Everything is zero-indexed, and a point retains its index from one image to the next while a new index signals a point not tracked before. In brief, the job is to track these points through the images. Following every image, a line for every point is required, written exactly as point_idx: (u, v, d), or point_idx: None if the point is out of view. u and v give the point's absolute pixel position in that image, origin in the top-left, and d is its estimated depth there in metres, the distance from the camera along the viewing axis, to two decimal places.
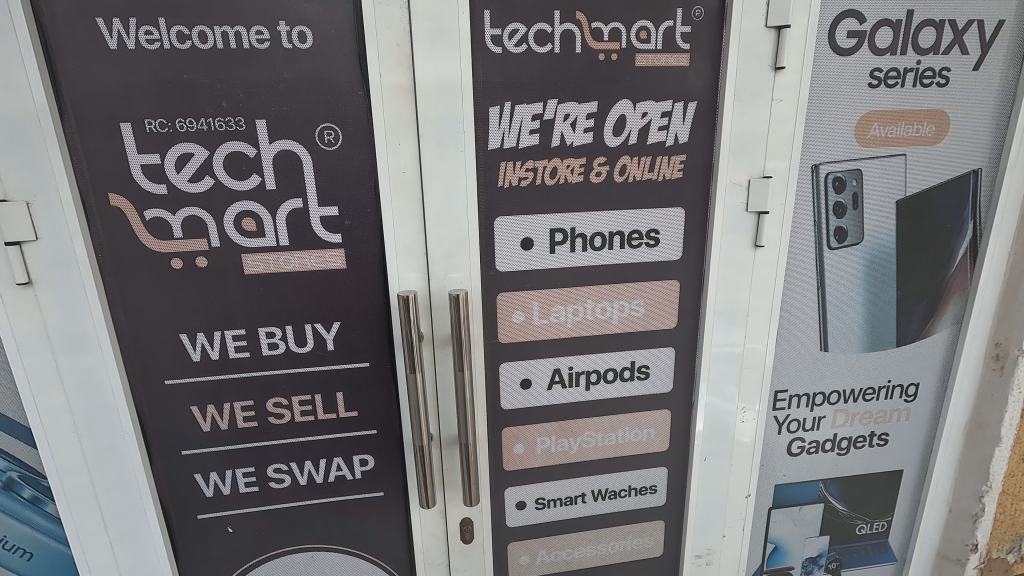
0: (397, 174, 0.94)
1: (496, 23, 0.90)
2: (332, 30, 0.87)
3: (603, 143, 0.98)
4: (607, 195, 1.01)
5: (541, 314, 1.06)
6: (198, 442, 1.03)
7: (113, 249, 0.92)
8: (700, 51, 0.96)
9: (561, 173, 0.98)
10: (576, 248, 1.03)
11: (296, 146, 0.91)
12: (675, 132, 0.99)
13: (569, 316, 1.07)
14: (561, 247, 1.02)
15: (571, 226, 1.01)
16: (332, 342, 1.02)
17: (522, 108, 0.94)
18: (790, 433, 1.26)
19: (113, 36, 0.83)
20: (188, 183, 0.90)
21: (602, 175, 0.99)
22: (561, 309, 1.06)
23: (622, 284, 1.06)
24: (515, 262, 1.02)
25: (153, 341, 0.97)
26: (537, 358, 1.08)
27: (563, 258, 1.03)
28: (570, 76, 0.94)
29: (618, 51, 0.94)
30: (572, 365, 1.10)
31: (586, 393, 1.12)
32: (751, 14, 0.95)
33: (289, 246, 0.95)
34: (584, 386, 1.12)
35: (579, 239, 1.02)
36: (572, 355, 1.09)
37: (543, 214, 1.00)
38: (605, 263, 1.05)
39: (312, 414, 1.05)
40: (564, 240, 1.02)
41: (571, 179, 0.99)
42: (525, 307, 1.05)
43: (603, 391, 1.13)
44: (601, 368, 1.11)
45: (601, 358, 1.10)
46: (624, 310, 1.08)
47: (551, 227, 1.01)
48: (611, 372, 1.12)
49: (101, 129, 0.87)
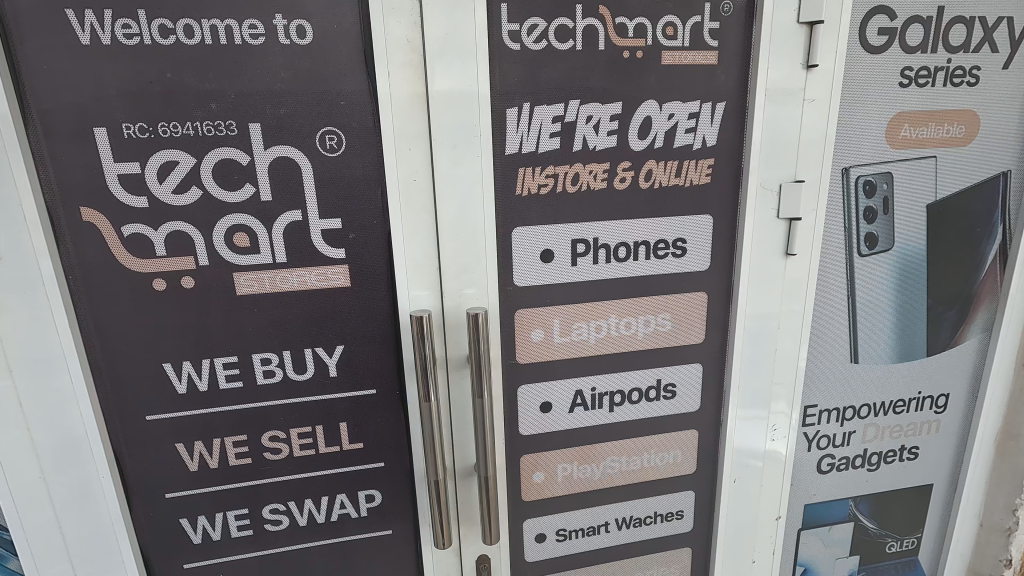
0: (407, 183, 0.86)
1: (514, 17, 0.83)
2: (334, 25, 0.79)
3: (628, 146, 0.91)
4: (632, 203, 0.94)
5: (561, 332, 0.98)
6: (184, 483, 0.93)
7: (86, 270, 0.81)
8: (730, 48, 0.90)
9: (583, 180, 0.91)
10: (600, 259, 0.95)
11: (294, 152, 0.82)
12: (703, 135, 0.93)
13: (591, 333, 0.99)
14: (583, 259, 0.95)
15: (594, 236, 0.94)
16: (334, 369, 0.92)
17: (542, 109, 0.87)
18: (820, 450, 1.19)
19: (85, 30, 0.73)
20: (172, 195, 0.80)
21: (627, 182, 0.92)
22: (583, 326, 0.98)
23: (646, 298, 0.99)
24: (535, 276, 0.94)
25: (132, 373, 0.86)
26: (558, 379, 1.00)
27: (586, 270, 0.95)
28: (593, 73, 0.87)
29: (644, 48, 0.88)
30: (595, 385, 1.02)
31: (609, 415, 1.04)
32: (782, 9, 0.89)
33: (286, 263, 0.86)
34: (607, 408, 1.04)
35: (602, 250, 0.95)
36: (594, 375, 1.01)
37: (565, 224, 0.92)
38: (630, 276, 0.97)
39: (313, 448, 0.95)
40: (587, 252, 0.94)
41: (594, 186, 0.92)
42: (545, 325, 0.97)
43: (628, 413, 1.05)
44: (625, 388, 1.04)
45: (625, 377, 1.03)
46: (650, 325, 1.01)
47: (573, 237, 0.93)
48: (635, 392, 1.04)
49: (71, 135, 0.76)
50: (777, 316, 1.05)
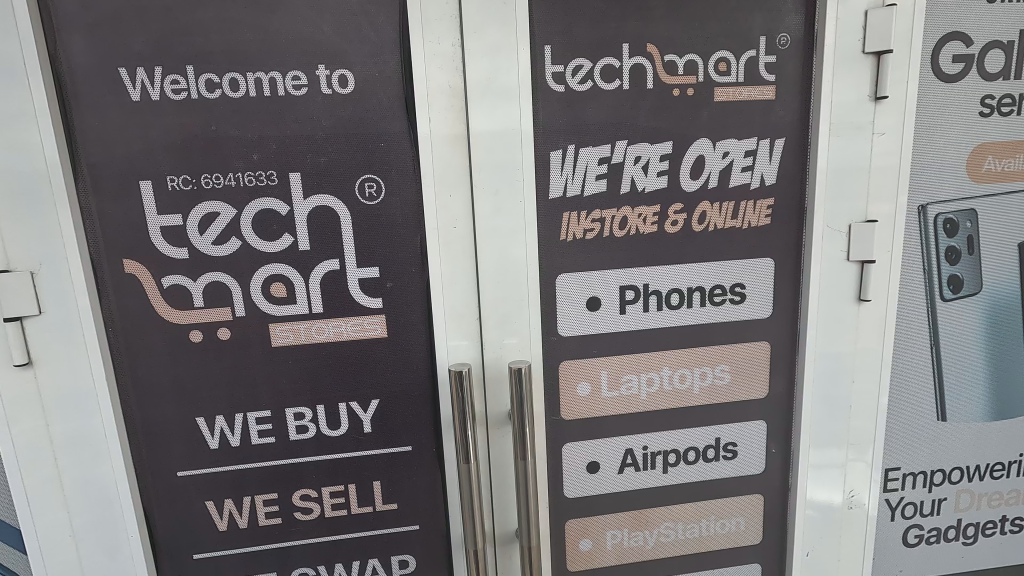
0: (446, 230, 0.82)
1: (558, 59, 0.80)
2: (375, 73, 0.78)
3: (680, 187, 0.85)
4: (685, 247, 0.87)
5: (609, 386, 0.90)
6: (213, 543, 0.88)
7: (126, 322, 0.80)
8: (789, 81, 0.85)
9: (632, 224, 0.85)
10: (650, 307, 0.89)
11: (333, 201, 0.80)
12: (761, 173, 0.87)
13: (643, 387, 0.91)
14: (633, 307, 0.88)
15: (644, 282, 0.88)
16: (369, 424, 0.87)
17: (587, 151, 0.83)
18: (905, 519, 1.05)
19: (136, 86, 0.74)
20: (212, 246, 0.79)
21: (679, 224, 0.86)
22: (633, 379, 0.91)
23: (702, 348, 0.91)
24: (581, 326, 0.88)
25: (166, 427, 0.84)
26: (607, 437, 0.92)
27: (636, 319, 0.89)
28: (642, 112, 0.83)
29: (695, 85, 0.83)
30: (647, 444, 0.93)
31: (663, 477, 0.95)
32: (844, 39, 0.84)
33: (323, 313, 0.83)
34: (661, 469, 0.95)
35: (653, 297, 0.88)
36: (646, 432, 0.93)
37: (613, 270, 0.87)
38: (684, 325, 0.90)
39: (345, 508, 0.90)
40: (637, 299, 0.88)
41: (644, 230, 0.86)
42: (592, 378, 0.90)
43: (684, 474, 0.96)
44: (680, 447, 0.94)
45: (680, 435, 0.94)
46: (707, 378, 0.92)
47: (622, 284, 0.87)
48: (692, 451, 0.95)
49: (118, 189, 0.77)
50: (850, 369, 0.94)
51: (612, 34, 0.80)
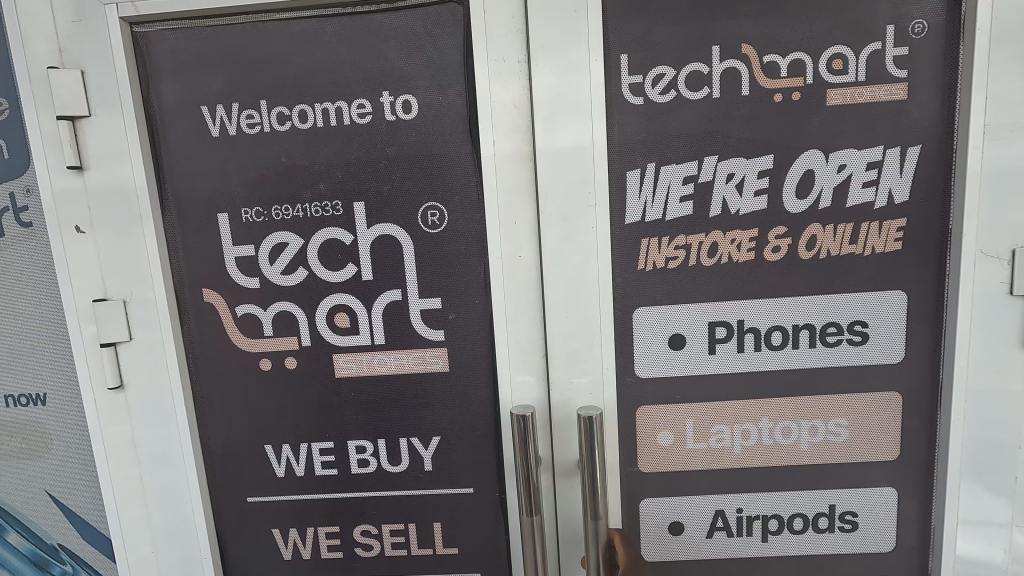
0: (511, 259, 0.77)
1: (634, 69, 0.72)
2: (439, 96, 0.75)
3: (783, 207, 0.73)
4: (789, 277, 0.74)
5: (696, 437, 0.79)
6: (279, 571, 0.89)
7: (204, 348, 0.83)
8: (927, 75, 0.70)
9: (723, 251, 0.74)
10: (745, 347, 0.76)
11: (396, 230, 0.78)
12: (888, 189, 0.72)
13: (736, 440, 0.79)
14: (724, 347, 0.76)
15: (739, 318, 0.76)
16: (429, 462, 0.83)
17: (670, 169, 0.73)
18: None
19: (216, 123, 0.77)
20: (281, 276, 0.80)
21: (779, 252, 0.74)
22: (725, 430, 0.79)
23: (811, 398, 0.78)
24: (662, 368, 0.78)
25: (238, 452, 0.85)
26: (693, 496, 0.81)
27: (729, 361, 0.77)
28: (736, 122, 0.72)
29: (802, 89, 0.71)
30: (742, 507, 0.81)
31: (762, 547, 0.82)
32: (1007, 19, 0.67)
33: (385, 345, 0.81)
34: (760, 537, 0.81)
35: (749, 335, 0.76)
36: (740, 493, 0.80)
37: (700, 305, 0.76)
38: (789, 369, 0.77)
39: (405, 547, 0.86)
40: (729, 338, 0.76)
41: (738, 257, 0.74)
42: (675, 427, 0.79)
43: (787, 545, 0.81)
44: (783, 512, 0.81)
45: (783, 500, 0.80)
46: (817, 433, 0.78)
47: (711, 320, 0.76)
48: (799, 519, 0.81)
49: (199, 221, 0.80)
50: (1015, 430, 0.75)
51: (700, 35, 0.70)
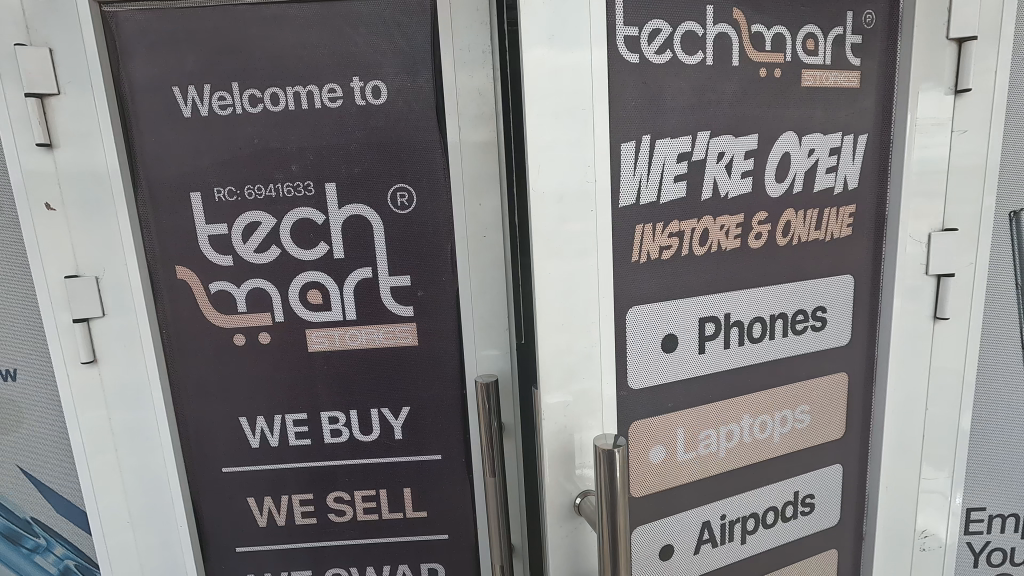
0: (477, 240, 0.82)
1: (631, 18, 0.65)
2: (408, 83, 0.78)
3: (766, 194, 0.74)
4: (769, 264, 0.76)
5: (686, 447, 0.77)
6: (254, 538, 0.92)
7: (178, 324, 0.85)
8: (867, 70, 0.76)
9: (714, 238, 0.73)
10: (732, 341, 0.77)
11: (366, 210, 0.82)
12: (844, 175, 0.77)
13: (721, 443, 0.79)
14: (712, 343, 0.76)
15: (725, 312, 0.76)
16: (400, 431, 0.88)
17: (664, 145, 0.69)
18: (991, 567, 0.93)
19: (187, 103, 0.79)
20: (254, 253, 0.83)
21: (762, 238, 0.75)
22: (712, 435, 0.78)
23: (784, 388, 0.81)
24: (655, 368, 0.74)
25: (212, 425, 0.88)
26: (680, 512, 0.78)
27: (716, 356, 0.77)
28: (722, 99, 0.71)
29: (782, 65, 0.72)
30: (725, 513, 0.81)
31: (741, 548, 0.83)
32: (928, 23, 0.75)
33: (356, 320, 0.85)
34: (739, 539, 0.83)
35: (735, 329, 0.77)
36: (722, 499, 0.81)
37: (689, 302, 0.74)
38: (767, 358, 0.79)
39: (377, 512, 0.91)
40: (716, 333, 0.76)
41: (726, 245, 0.74)
42: (668, 440, 0.76)
43: (762, 541, 0.84)
44: (758, 510, 0.83)
45: (757, 497, 0.82)
46: (787, 423, 0.82)
47: (701, 316, 0.75)
48: (770, 512, 0.84)
49: (172, 200, 0.82)
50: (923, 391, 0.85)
51: None
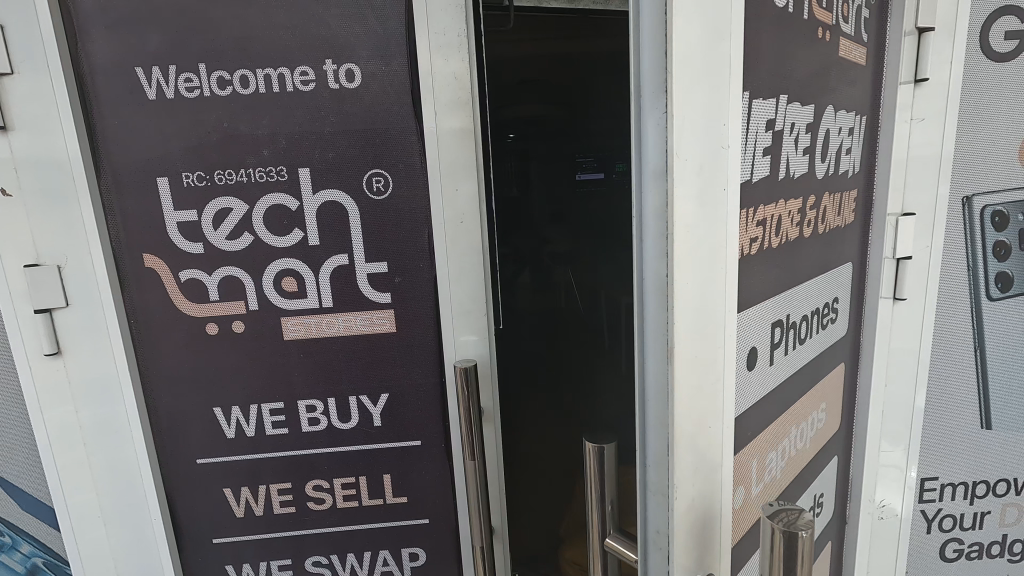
0: (454, 225, 0.82)
1: None
2: (382, 66, 0.77)
3: (814, 174, 0.62)
4: (810, 255, 0.64)
5: (759, 479, 0.57)
6: (232, 529, 0.91)
7: (147, 314, 0.83)
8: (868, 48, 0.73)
9: (783, 227, 0.57)
10: (791, 347, 0.62)
11: (341, 196, 0.81)
12: (854, 159, 0.73)
13: (779, 463, 0.62)
14: (777, 352, 0.59)
15: (786, 313, 0.60)
16: (379, 418, 0.88)
17: (759, 108, 0.49)
18: (943, 533, 0.98)
19: (152, 85, 0.76)
20: (225, 241, 0.81)
21: (811, 228, 0.62)
22: (775, 457, 0.61)
23: (814, 389, 0.70)
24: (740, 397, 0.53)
25: (186, 416, 0.87)
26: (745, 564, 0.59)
27: (778, 369, 0.60)
28: (797, 56, 0.54)
29: (831, 28, 0.61)
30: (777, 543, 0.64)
31: None
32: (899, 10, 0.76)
33: (332, 307, 0.84)
34: None
35: (792, 332, 0.62)
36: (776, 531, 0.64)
37: (764, 306, 0.55)
38: (805, 362, 0.67)
39: (356, 499, 0.91)
40: (781, 339, 0.59)
41: (790, 236, 0.58)
42: (746, 477, 0.55)
43: None
44: None
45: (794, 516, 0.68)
46: (813, 423, 0.72)
47: (773, 319, 0.57)
48: None
49: (137, 186, 0.79)
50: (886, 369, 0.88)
51: None
